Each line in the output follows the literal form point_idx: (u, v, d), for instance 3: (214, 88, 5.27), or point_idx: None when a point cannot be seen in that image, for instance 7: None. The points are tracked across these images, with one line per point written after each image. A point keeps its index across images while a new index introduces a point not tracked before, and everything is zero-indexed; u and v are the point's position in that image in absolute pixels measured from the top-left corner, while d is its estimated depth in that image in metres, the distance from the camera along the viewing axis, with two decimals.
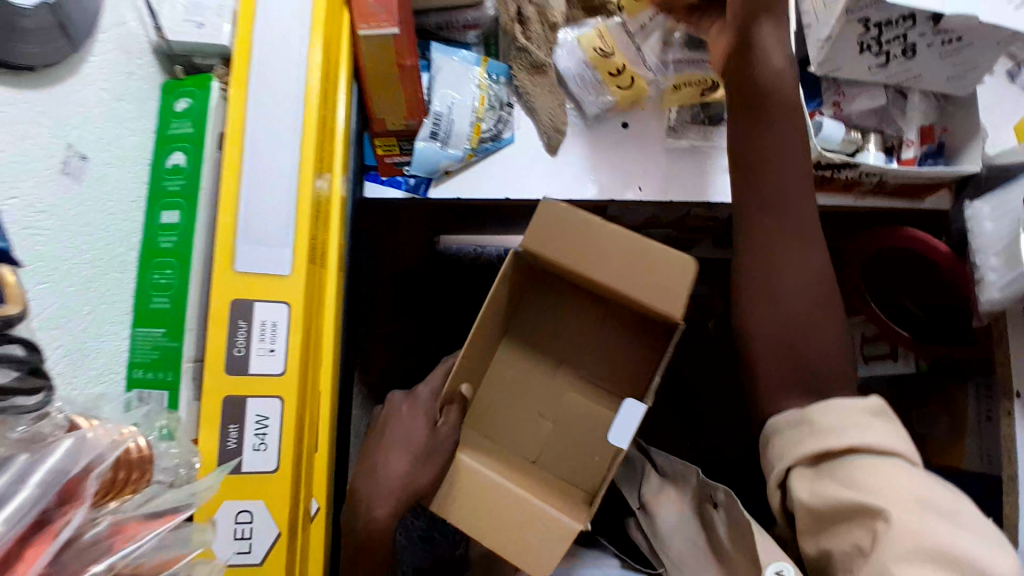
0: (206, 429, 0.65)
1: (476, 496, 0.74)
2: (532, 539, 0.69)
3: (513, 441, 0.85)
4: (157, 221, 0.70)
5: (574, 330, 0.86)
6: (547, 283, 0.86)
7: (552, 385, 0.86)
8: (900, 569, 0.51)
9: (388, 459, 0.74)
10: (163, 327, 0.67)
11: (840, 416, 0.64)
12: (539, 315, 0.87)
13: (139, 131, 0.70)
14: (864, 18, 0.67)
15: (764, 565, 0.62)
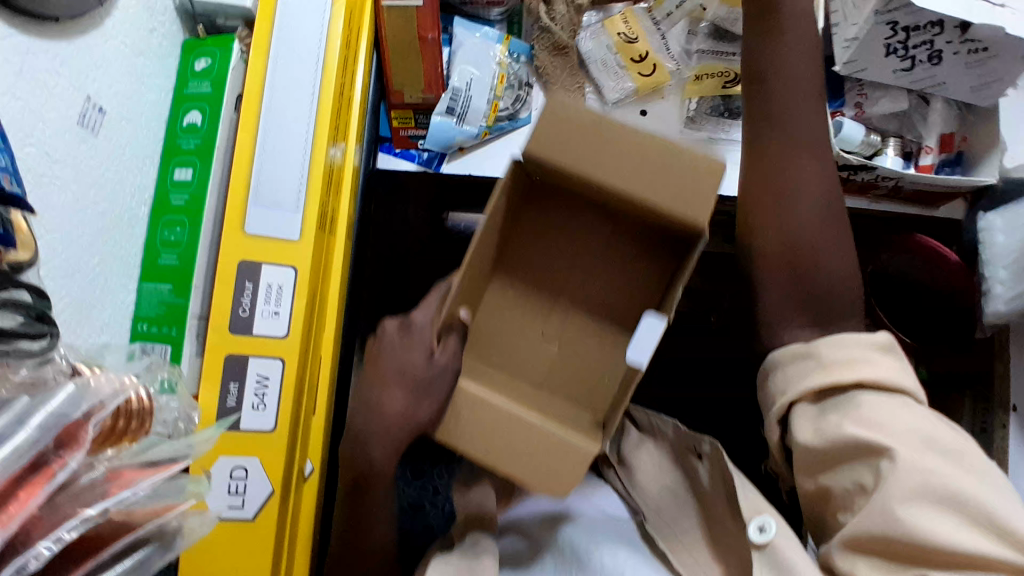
0: (206, 386, 0.66)
1: (487, 428, 0.62)
2: (539, 463, 0.61)
3: (517, 362, 0.73)
4: (170, 178, 0.71)
5: (577, 251, 0.74)
6: (545, 197, 0.73)
7: (556, 309, 0.74)
8: (906, 509, 0.53)
9: (385, 393, 0.66)
10: (169, 283, 0.68)
11: (845, 349, 0.62)
12: (540, 230, 0.74)
13: (157, 87, 0.70)
14: (892, 20, 0.66)
15: (749, 518, 0.64)
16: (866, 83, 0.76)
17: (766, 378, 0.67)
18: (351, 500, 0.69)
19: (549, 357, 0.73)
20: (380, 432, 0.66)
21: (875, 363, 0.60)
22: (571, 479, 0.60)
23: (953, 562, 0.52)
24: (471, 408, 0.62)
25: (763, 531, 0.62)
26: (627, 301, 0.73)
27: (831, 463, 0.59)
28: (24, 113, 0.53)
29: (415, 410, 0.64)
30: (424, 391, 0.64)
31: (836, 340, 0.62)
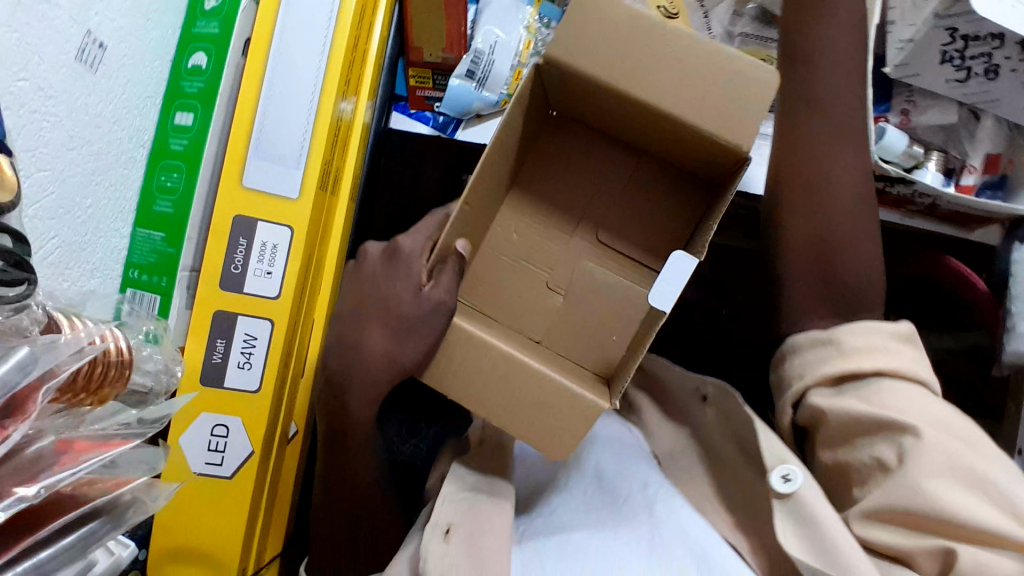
0: (193, 340, 0.65)
1: (480, 372, 0.58)
2: (550, 420, 0.57)
3: (516, 314, 0.71)
4: (171, 122, 0.68)
5: (598, 182, 0.73)
6: (567, 125, 0.73)
7: (570, 241, 0.73)
8: (933, 485, 0.52)
9: (366, 330, 0.61)
10: (163, 232, 0.66)
11: (866, 339, 0.61)
12: (558, 159, 0.73)
13: (163, 25, 0.67)
14: (951, 26, 0.61)
15: (771, 468, 0.57)
16: (915, 91, 0.71)
17: (781, 360, 0.67)
18: (336, 449, 0.68)
19: (554, 291, 0.72)
20: (363, 376, 0.61)
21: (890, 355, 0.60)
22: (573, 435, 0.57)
23: (975, 537, 0.51)
24: (470, 349, 0.58)
25: (791, 481, 0.56)
26: (645, 238, 0.72)
27: (852, 436, 0.58)
28: (19, 45, 0.50)
29: (402, 351, 0.59)
30: (416, 330, 0.58)
31: (863, 330, 0.62)
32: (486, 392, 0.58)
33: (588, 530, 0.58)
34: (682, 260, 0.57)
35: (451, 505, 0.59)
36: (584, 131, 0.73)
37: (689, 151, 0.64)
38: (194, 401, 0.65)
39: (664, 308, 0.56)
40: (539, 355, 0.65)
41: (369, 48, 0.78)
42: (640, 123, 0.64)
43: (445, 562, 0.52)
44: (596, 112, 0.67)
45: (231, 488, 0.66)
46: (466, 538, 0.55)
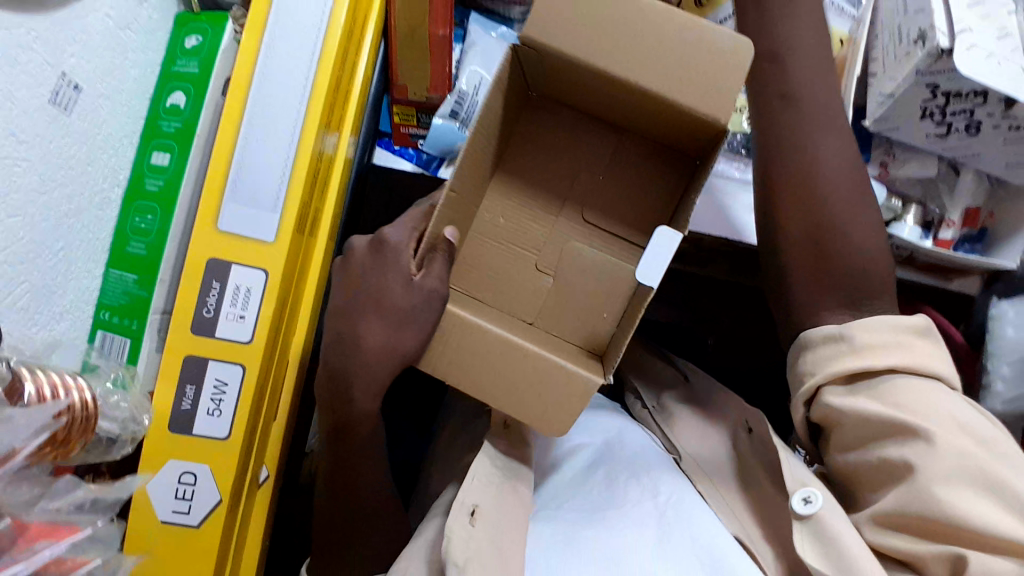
0: (162, 386, 0.64)
1: (480, 356, 0.60)
2: (541, 395, 0.59)
3: (507, 295, 0.71)
4: (147, 161, 0.68)
5: (579, 163, 0.72)
6: (550, 107, 0.72)
7: (557, 222, 0.72)
8: (944, 491, 0.53)
9: (363, 325, 0.62)
10: (135, 273, 0.65)
11: (880, 342, 0.61)
12: (542, 143, 0.72)
13: (141, 63, 0.67)
14: (933, 83, 0.61)
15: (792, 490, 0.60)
16: (895, 144, 0.70)
17: (795, 359, 0.67)
18: (336, 445, 0.67)
19: (545, 272, 0.71)
20: (363, 371, 0.62)
21: (895, 354, 0.60)
22: (567, 412, 0.59)
23: (983, 545, 0.51)
24: (462, 334, 0.60)
25: (808, 502, 0.59)
26: (634, 217, 0.71)
27: (864, 440, 0.59)
28: None
29: (398, 339, 0.60)
30: (411, 316, 0.60)
31: (873, 328, 0.61)
32: (474, 364, 0.60)
33: (607, 513, 0.63)
34: (667, 236, 0.57)
35: (479, 486, 0.63)
36: (564, 107, 0.72)
37: (677, 132, 0.64)
38: (161, 449, 0.64)
39: (653, 283, 0.57)
40: (530, 336, 0.66)
41: (352, 85, 0.77)
42: (606, 106, 0.67)
43: (470, 544, 0.56)
44: (569, 95, 0.69)
45: (198, 538, 0.65)
46: (490, 524, 0.59)
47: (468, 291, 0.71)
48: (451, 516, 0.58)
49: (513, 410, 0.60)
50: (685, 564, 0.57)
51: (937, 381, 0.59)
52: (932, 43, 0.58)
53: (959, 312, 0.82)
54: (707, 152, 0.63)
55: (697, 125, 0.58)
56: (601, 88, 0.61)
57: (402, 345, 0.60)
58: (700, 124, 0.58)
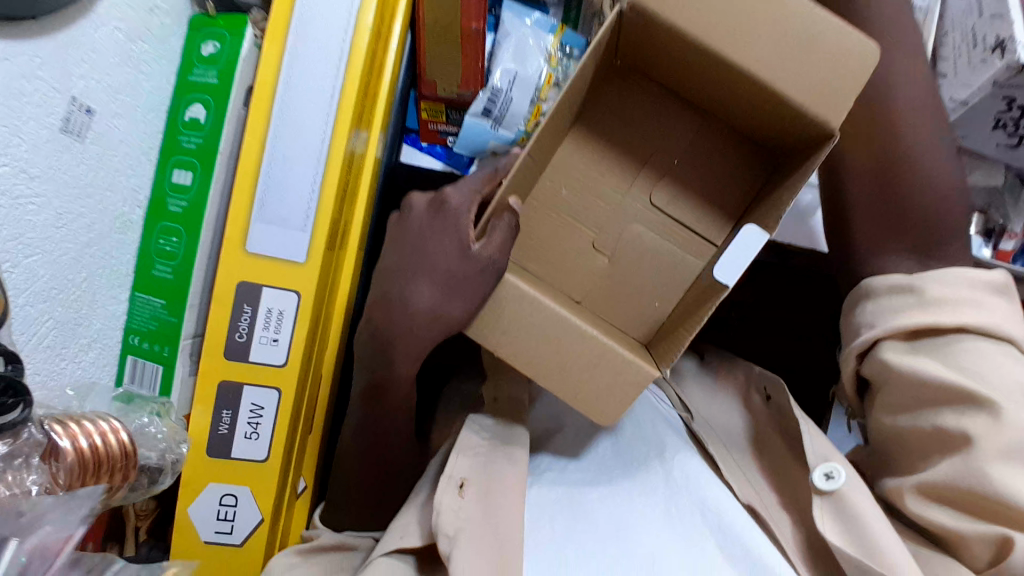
0: (197, 412, 0.64)
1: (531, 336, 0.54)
2: (592, 380, 0.55)
3: (560, 271, 0.64)
4: (168, 180, 0.65)
5: (653, 127, 0.64)
6: (630, 77, 0.64)
7: (623, 199, 0.64)
8: (998, 468, 0.50)
9: (410, 287, 0.58)
10: (163, 299, 0.64)
11: (956, 313, 0.55)
12: (614, 109, 0.64)
13: (155, 75, 0.63)
14: (1010, 96, 0.60)
15: (813, 466, 0.58)
16: (963, 149, 0.68)
17: (854, 306, 0.62)
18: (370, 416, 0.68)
19: (601, 250, 0.64)
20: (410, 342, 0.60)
21: (980, 324, 0.55)
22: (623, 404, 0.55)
23: None
24: (521, 305, 0.54)
25: (834, 478, 0.57)
26: (706, 205, 0.64)
27: (918, 402, 0.56)
28: None
29: (445, 303, 0.55)
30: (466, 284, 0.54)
31: (953, 298, 0.56)
32: (531, 340, 0.54)
33: (603, 480, 0.62)
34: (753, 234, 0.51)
35: (467, 460, 0.62)
36: (640, 76, 0.64)
37: (763, 120, 0.57)
38: (201, 473, 0.65)
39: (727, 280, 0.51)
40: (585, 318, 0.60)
41: (381, 81, 0.73)
42: (686, 79, 0.59)
43: (460, 515, 0.56)
44: (651, 62, 0.60)
45: (241, 554, 0.66)
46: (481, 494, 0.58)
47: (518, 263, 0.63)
48: (439, 490, 0.58)
49: (564, 390, 0.55)
50: (694, 541, 0.57)
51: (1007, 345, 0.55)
52: (1011, 56, 0.56)
53: None
54: (800, 144, 0.56)
55: (793, 121, 0.52)
56: (689, 58, 0.53)
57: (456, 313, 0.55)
58: (787, 112, 0.51)
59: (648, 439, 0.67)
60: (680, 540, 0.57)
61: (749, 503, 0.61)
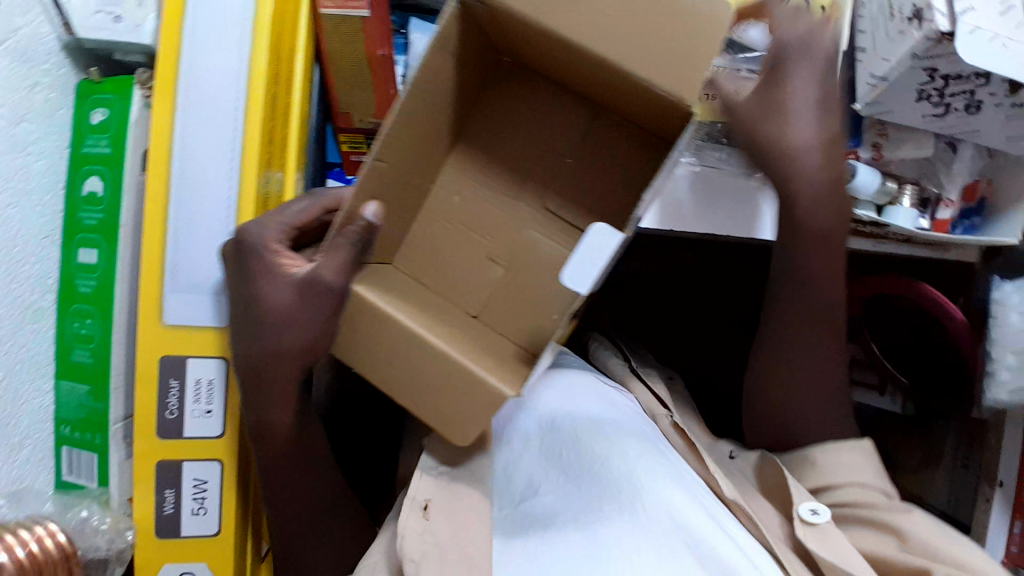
0: (140, 493, 0.61)
1: (410, 368, 0.50)
2: (456, 401, 0.49)
3: (455, 285, 0.61)
4: (75, 260, 0.61)
5: (544, 128, 0.61)
6: (516, 85, 0.61)
7: (548, 220, 0.61)
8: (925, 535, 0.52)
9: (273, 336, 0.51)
10: (87, 386, 0.61)
11: (846, 465, 0.60)
12: (500, 114, 0.62)
13: (46, 153, 0.59)
14: (931, 66, 0.55)
15: (797, 502, 0.56)
16: (889, 122, 0.64)
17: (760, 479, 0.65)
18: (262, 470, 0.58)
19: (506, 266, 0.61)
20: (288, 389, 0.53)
21: (869, 470, 0.60)
22: (482, 423, 0.49)
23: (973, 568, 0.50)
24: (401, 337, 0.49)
25: (817, 512, 0.55)
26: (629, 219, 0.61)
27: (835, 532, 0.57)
28: None
29: (284, 345, 0.51)
30: (298, 318, 0.49)
31: (844, 451, 0.61)
32: (394, 370, 0.50)
33: (575, 475, 0.56)
34: (604, 234, 0.48)
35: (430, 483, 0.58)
36: (531, 75, 0.61)
37: (646, 112, 0.53)
38: (152, 555, 0.62)
39: (579, 290, 0.49)
40: (462, 337, 0.55)
41: (290, 104, 0.68)
42: (562, 70, 0.55)
43: (425, 539, 0.52)
44: (524, 54, 0.56)
45: None
46: (446, 515, 0.54)
47: (399, 278, 0.61)
48: (402, 514, 0.54)
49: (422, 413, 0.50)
50: (658, 536, 0.50)
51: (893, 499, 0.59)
52: (929, 25, 0.52)
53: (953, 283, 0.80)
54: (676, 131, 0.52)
55: (665, 111, 0.49)
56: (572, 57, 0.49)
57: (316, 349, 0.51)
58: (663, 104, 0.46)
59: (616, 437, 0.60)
60: (648, 537, 0.50)
61: (734, 499, 0.58)
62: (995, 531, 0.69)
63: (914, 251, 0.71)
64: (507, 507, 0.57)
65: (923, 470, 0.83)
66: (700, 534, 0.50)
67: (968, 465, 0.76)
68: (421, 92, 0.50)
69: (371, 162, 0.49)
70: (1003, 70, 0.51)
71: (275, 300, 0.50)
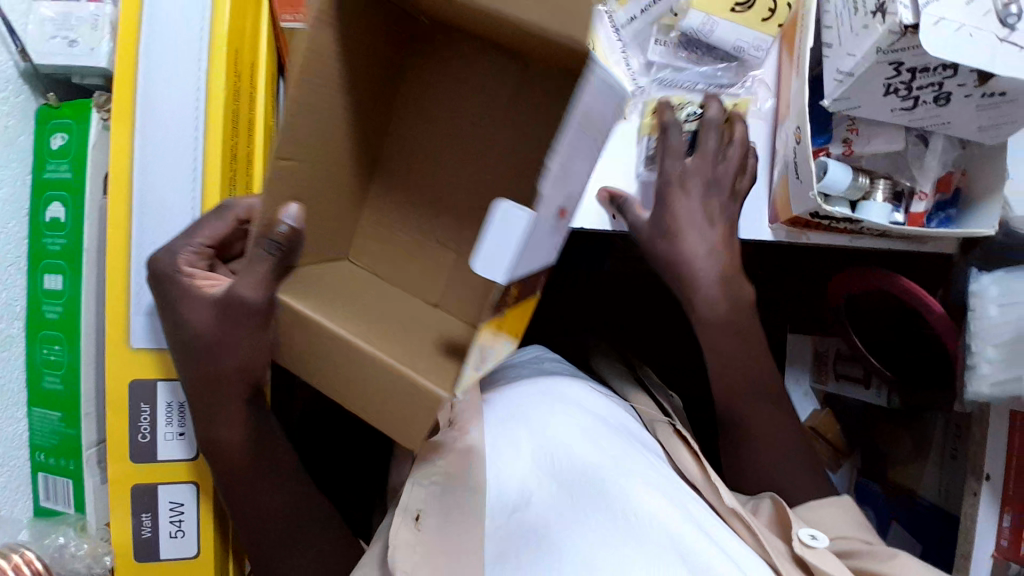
0: (116, 520, 0.61)
1: (352, 373, 0.47)
2: (394, 401, 0.46)
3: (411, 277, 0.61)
4: (41, 287, 0.61)
5: (483, 90, 0.60)
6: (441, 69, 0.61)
7: None
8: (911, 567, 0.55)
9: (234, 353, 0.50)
10: (59, 412, 0.61)
11: (829, 515, 0.62)
12: (437, 81, 0.61)
13: (8, 181, 0.59)
14: (896, 60, 0.54)
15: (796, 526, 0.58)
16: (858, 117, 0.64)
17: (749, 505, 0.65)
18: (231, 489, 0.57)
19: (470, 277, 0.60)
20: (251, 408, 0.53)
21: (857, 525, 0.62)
22: (420, 422, 0.46)
23: None
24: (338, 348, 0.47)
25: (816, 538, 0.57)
26: None
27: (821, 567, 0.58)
28: None
29: (224, 366, 0.51)
30: (234, 339, 0.49)
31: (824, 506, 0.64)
32: (341, 375, 0.48)
33: (570, 479, 0.55)
34: (512, 213, 0.41)
35: (421, 492, 0.57)
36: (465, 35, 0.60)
37: (569, 70, 0.52)
38: None
39: (498, 278, 0.42)
40: (396, 326, 0.53)
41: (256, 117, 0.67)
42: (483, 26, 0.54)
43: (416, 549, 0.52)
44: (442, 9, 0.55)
45: None
46: (438, 524, 0.54)
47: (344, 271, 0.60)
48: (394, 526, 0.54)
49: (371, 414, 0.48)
50: (655, 551, 0.50)
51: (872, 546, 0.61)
52: (892, 18, 0.51)
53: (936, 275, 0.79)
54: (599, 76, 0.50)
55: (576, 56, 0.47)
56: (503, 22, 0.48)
57: (255, 365, 0.51)
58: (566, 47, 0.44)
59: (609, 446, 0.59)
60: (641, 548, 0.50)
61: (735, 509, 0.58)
62: (983, 524, 0.68)
63: (893, 245, 0.70)
64: (501, 516, 0.54)
65: (913, 463, 0.82)
66: (696, 548, 0.51)
67: (956, 458, 0.75)
68: (315, 88, 0.48)
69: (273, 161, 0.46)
70: (970, 60, 0.50)
71: (205, 320, 0.49)
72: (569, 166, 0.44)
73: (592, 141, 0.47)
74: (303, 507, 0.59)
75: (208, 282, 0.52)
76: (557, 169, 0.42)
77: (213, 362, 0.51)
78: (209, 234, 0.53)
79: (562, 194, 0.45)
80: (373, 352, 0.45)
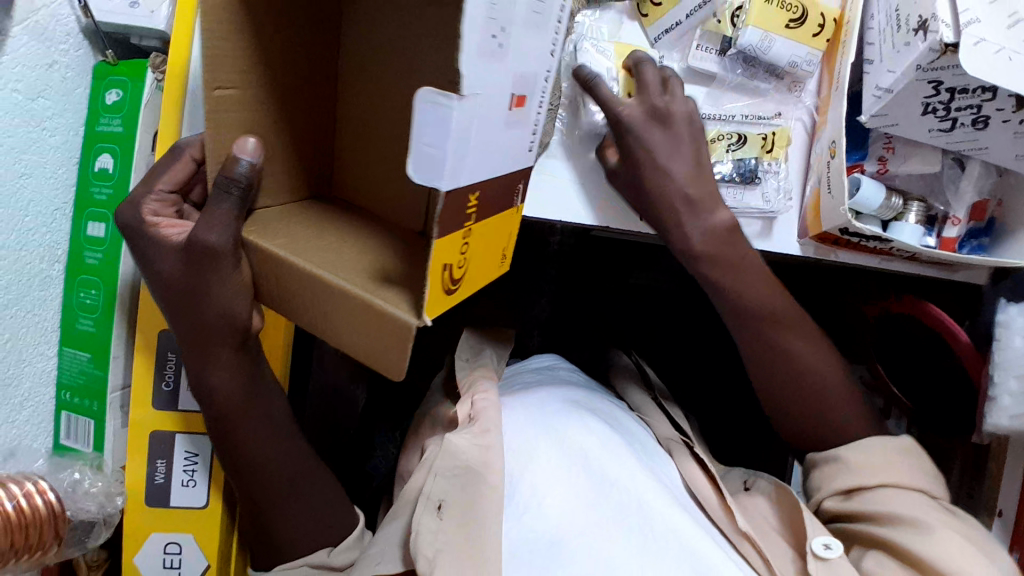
0: (133, 462, 0.63)
1: (325, 306, 0.47)
2: (356, 330, 0.46)
3: (405, 214, 0.62)
4: (83, 232, 0.64)
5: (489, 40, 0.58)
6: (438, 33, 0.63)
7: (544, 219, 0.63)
8: (950, 559, 0.51)
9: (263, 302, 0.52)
10: (88, 353, 0.64)
11: (878, 466, 0.59)
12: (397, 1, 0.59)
13: (61, 130, 0.62)
14: (935, 79, 0.54)
15: (810, 534, 0.55)
16: (895, 136, 0.64)
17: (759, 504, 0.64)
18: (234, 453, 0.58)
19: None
20: None
21: (903, 476, 0.58)
22: (387, 350, 0.44)
23: None
24: (314, 289, 0.47)
25: (830, 547, 0.53)
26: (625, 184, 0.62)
27: (862, 538, 0.56)
28: None
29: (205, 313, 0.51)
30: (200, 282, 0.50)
31: (871, 451, 0.60)
32: (317, 306, 0.48)
33: (592, 467, 0.57)
34: (432, 101, 0.37)
35: (446, 476, 0.56)
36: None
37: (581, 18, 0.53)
38: (142, 523, 0.64)
39: (435, 183, 0.39)
40: (361, 250, 0.53)
41: None
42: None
43: (438, 538, 0.54)
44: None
45: None
46: (463, 515, 0.55)
47: (321, 209, 0.61)
48: (416, 514, 0.55)
49: (350, 347, 0.47)
50: (668, 557, 0.52)
51: (923, 495, 0.57)
52: (934, 36, 0.51)
53: (968, 309, 0.77)
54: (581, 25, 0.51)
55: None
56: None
57: (234, 313, 0.52)
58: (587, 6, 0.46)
59: (613, 453, 0.59)
60: (658, 561, 0.52)
61: (745, 531, 0.58)
62: None
63: (922, 269, 0.68)
64: (513, 516, 0.55)
65: None
66: (704, 558, 0.53)
67: (972, 495, 0.73)
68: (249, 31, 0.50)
69: (209, 90, 0.49)
70: (1011, 82, 0.50)
71: (182, 269, 0.51)
72: (505, 36, 0.39)
73: (538, 17, 0.42)
74: (305, 470, 0.60)
75: (171, 226, 0.53)
76: (482, 46, 0.37)
77: (199, 308, 0.51)
78: (169, 178, 0.55)
79: (499, 73, 0.40)
80: (338, 284, 0.45)
